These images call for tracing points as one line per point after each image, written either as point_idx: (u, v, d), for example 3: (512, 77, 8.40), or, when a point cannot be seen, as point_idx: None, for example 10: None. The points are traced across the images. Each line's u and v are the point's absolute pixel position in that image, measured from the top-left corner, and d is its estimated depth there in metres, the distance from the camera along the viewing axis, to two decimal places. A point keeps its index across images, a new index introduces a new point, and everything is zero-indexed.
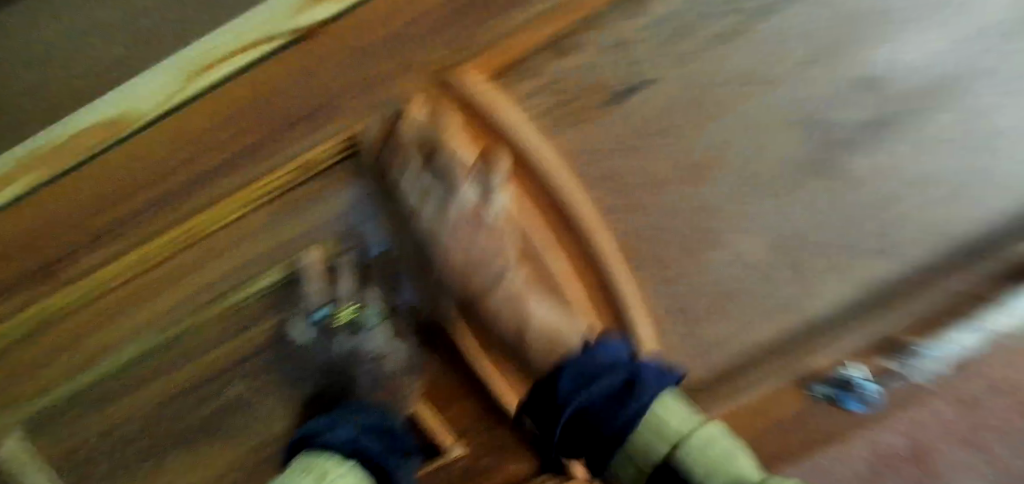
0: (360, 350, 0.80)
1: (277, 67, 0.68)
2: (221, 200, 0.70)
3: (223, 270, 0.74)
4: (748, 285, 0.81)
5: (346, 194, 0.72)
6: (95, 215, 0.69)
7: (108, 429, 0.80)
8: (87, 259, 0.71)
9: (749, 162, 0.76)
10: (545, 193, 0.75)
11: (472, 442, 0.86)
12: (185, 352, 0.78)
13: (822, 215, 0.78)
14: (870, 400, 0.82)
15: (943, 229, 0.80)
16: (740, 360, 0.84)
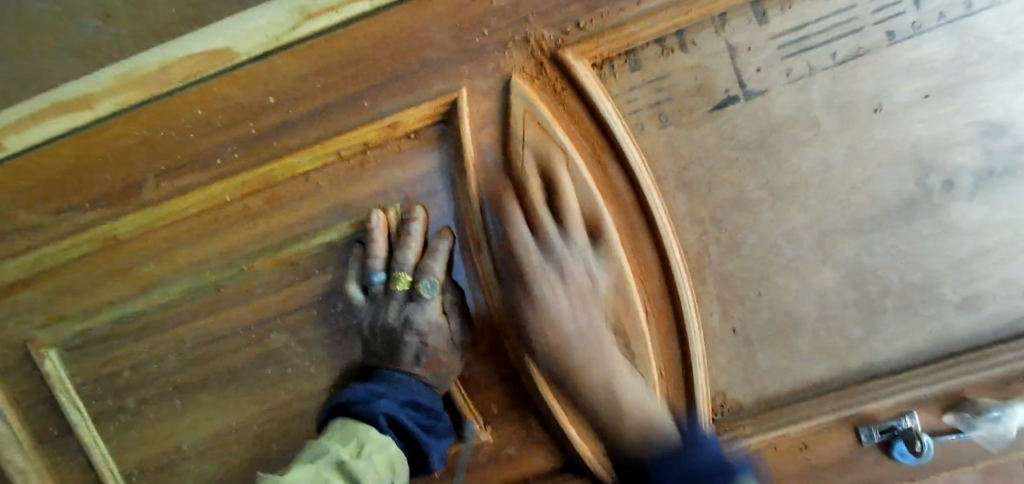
0: (407, 321, 0.74)
1: (389, 38, 0.76)
2: (307, 150, 0.77)
3: (302, 213, 0.79)
4: (813, 319, 0.79)
5: (432, 154, 0.78)
6: (207, 149, 0.79)
7: (161, 354, 0.84)
8: (187, 178, 0.79)
9: (836, 192, 0.77)
10: (625, 182, 0.77)
11: (499, 433, 0.82)
12: (247, 290, 0.81)
13: (875, 253, 0.78)
14: (925, 456, 0.77)
15: None
16: (789, 391, 0.81)
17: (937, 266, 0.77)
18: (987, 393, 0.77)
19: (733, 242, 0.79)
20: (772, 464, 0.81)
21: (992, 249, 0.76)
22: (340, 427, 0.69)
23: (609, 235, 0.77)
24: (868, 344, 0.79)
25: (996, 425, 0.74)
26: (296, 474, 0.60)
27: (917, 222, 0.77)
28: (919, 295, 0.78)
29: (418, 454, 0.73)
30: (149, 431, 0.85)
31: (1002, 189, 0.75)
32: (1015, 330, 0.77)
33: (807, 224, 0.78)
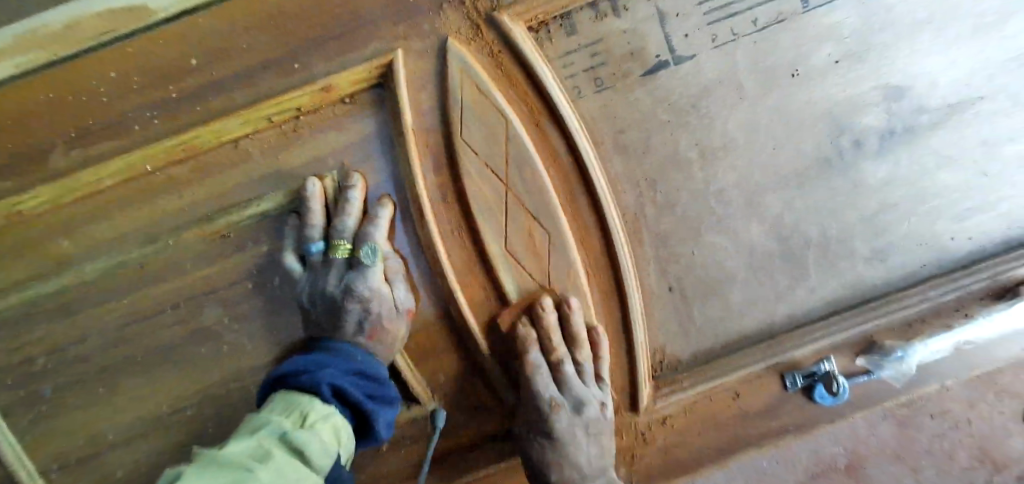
0: (347, 288, 0.72)
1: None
2: (236, 114, 0.73)
3: (232, 182, 0.76)
4: (742, 276, 0.84)
5: (369, 119, 0.77)
6: (124, 114, 0.74)
7: (81, 337, 0.78)
8: (102, 145, 0.74)
9: (759, 152, 0.81)
10: (563, 145, 0.79)
11: (447, 401, 0.82)
12: (175, 265, 0.77)
13: (793, 209, 0.83)
14: (842, 396, 0.83)
15: (934, 244, 0.84)
16: (723, 344, 0.85)
17: (851, 220, 0.83)
18: (895, 336, 0.84)
19: (667, 202, 0.82)
20: (709, 413, 0.85)
21: (897, 202, 0.83)
22: (280, 400, 0.64)
23: (550, 197, 0.78)
24: (792, 295, 0.85)
25: (900, 364, 0.82)
26: (235, 445, 0.56)
27: (832, 179, 0.82)
28: (836, 248, 0.84)
29: (364, 424, 0.70)
30: (71, 420, 0.79)
31: (904, 146, 0.82)
32: (919, 277, 0.84)
33: (734, 184, 0.82)
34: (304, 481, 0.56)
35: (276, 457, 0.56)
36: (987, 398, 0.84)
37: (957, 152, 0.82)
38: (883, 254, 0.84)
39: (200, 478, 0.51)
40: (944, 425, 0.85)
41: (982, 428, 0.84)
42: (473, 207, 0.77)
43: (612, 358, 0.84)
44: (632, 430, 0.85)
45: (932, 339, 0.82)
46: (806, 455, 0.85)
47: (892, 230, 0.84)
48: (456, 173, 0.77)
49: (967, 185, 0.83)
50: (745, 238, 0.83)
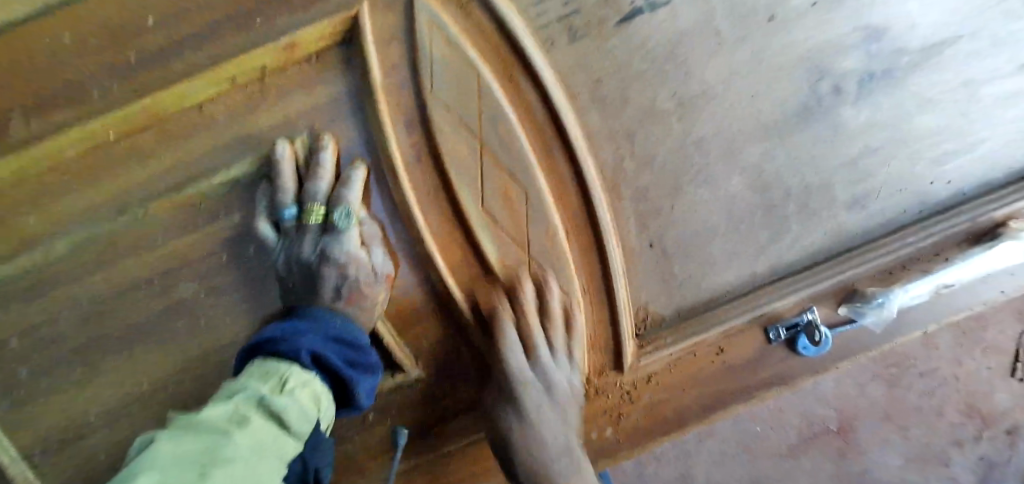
0: (323, 253, 0.71)
1: None
2: (196, 77, 0.72)
3: (200, 148, 0.75)
4: (723, 228, 0.83)
5: (337, 80, 0.75)
6: (84, 79, 0.72)
7: (53, 315, 0.76)
8: (62, 113, 0.72)
9: (738, 101, 0.80)
10: (537, 100, 0.78)
11: (431, 367, 0.82)
12: (145, 237, 0.75)
13: (772, 157, 0.82)
14: (824, 346, 0.83)
15: (913, 189, 0.84)
16: (706, 299, 0.85)
17: (831, 168, 0.83)
18: (878, 282, 0.84)
19: (645, 155, 0.81)
20: (695, 369, 0.85)
21: (878, 147, 0.83)
22: (256, 366, 0.62)
23: (526, 153, 0.77)
24: (775, 247, 0.84)
25: (881, 311, 0.82)
26: (211, 410, 0.54)
27: (812, 126, 0.81)
28: (818, 196, 0.83)
29: (344, 391, 0.68)
30: (46, 402, 0.77)
31: (883, 90, 0.81)
32: (899, 223, 0.84)
33: (714, 135, 0.81)
34: (281, 447, 0.55)
35: (255, 422, 0.54)
36: (972, 355, 0.98)
37: (937, 94, 0.82)
38: (863, 200, 0.84)
39: (172, 443, 0.49)
40: (931, 383, 0.99)
41: (969, 385, 0.99)
42: (447, 165, 0.76)
43: (594, 316, 0.83)
44: (617, 389, 0.84)
45: (910, 285, 0.82)
46: (799, 419, 0.99)
47: (871, 176, 0.83)
48: (429, 131, 0.76)
49: (946, 129, 0.82)
50: (726, 189, 0.82)
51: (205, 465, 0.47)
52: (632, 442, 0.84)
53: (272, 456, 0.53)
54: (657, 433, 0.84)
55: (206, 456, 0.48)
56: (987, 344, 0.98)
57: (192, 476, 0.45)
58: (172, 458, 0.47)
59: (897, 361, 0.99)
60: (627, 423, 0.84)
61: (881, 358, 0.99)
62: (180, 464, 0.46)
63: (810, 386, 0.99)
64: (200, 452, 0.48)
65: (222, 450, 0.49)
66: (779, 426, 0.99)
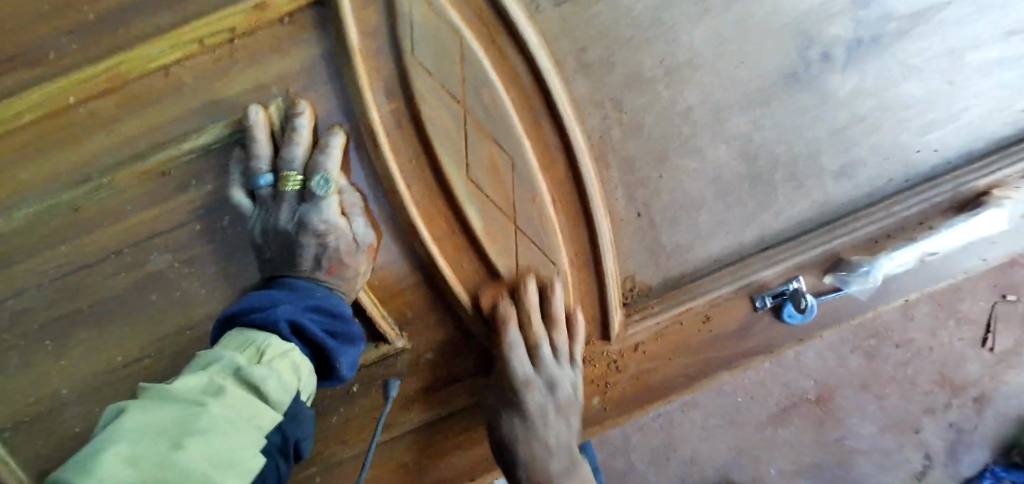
0: (301, 222, 0.69)
1: None
2: (161, 37, 0.69)
3: (168, 114, 0.71)
4: (711, 197, 0.82)
5: (314, 42, 0.72)
6: (40, 40, 0.68)
7: (18, 290, 0.73)
8: (20, 75, 0.68)
9: (727, 67, 0.79)
10: (521, 63, 0.75)
11: (415, 338, 0.80)
12: (112, 207, 0.72)
13: (760, 125, 0.81)
14: (810, 313, 0.84)
15: (898, 158, 0.84)
16: (693, 268, 0.84)
17: (818, 136, 0.82)
18: (863, 252, 0.84)
19: (633, 123, 0.79)
20: (681, 338, 0.85)
21: (865, 116, 0.82)
22: (234, 335, 0.60)
23: (511, 119, 0.75)
24: (762, 216, 0.84)
25: (865, 280, 0.82)
26: (186, 379, 0.53)
27: (799, 94, 0.80)
28: (804, 166, 0.83)
29: (324, 362, 0.67)
30: (14, 380, 0.75)
31: (871, 58, 0.80)
32: (885, 192, 0.84)
33: (701, 103, 0.79)
34: (259, 417, 0.54)
35: (231, 392, 0.53)
36: (949, 327, 1.00)
37: (924, 62, 0.81)
38: (849, 170, 0.83)
39: (144, 412, 0.48)
40: (906, 353, 1.00)
41: (947, 355, 1.01)
42: (429, 132, 0.73)
43: (582, 287, 0.82)
44: (604, 358, 0.84)
45: (894, 253, 0.82)
46: (777, 386, 1.00)
47: (857, 145, 0.83)
48: (409, 96, 0.73)
49: (933, 97, 0.82)
50: (714, 157, 0.81)
51: (178, 436, 0.47)
52: (620, 410, 0.84)
53: (249, 425, 0.53)
54: (643, 400, 0.84)
55: (179, 425, 0.48)
56: (963, 315, 1.00)
57: (162, 447, 0.45)
58: (144, 427, 0.47)
59: (875, 333, 1.00)
60: (613, 392, 0.84)
61: (860, 329, 1.00)
62: (151, 434, 0.46)
63: (791, 357, 1.00)
64: (173, 422, 0.48)
65: (195, 421, 0.48)
66: (761, 397, 1.00)
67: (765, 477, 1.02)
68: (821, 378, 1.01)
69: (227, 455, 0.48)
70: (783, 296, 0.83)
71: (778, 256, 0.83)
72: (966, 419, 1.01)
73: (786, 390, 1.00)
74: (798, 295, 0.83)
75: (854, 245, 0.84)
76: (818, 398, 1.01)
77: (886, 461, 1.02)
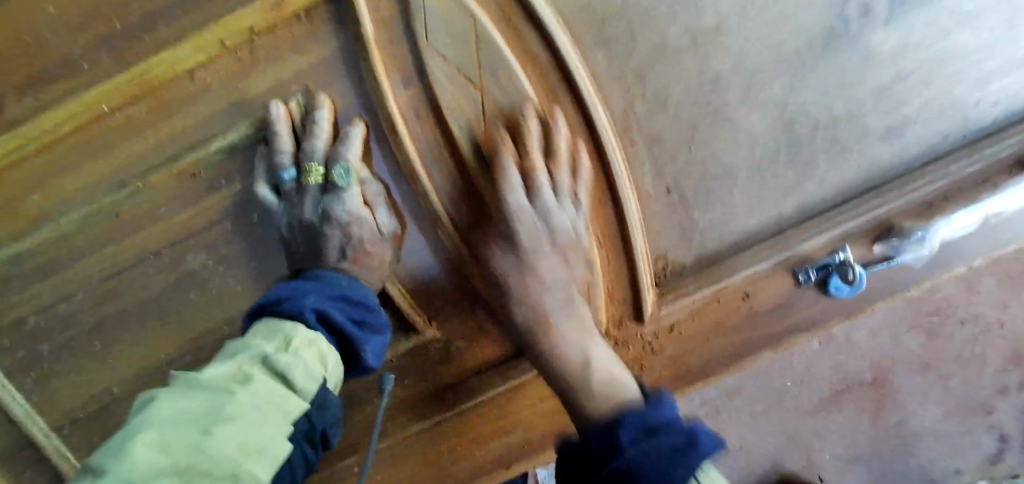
0: (325, 214, 0.69)
1: None
2: (183, 42, 0.70)
3: (194, 118, 0.73)
4: (747, 169, 0.79)
5: (329, 34, 0.72)
6: (73, 52, 0.71)
7: (66, 293, 0.76)
8: (57, 87, 0.71)
9: (758, 30, 0.74)
10: (539, 41, 0.73)
11: (445, 327, 0.80)
12: (147, 210, 0.74)
13: (795, 88, 0.76)
14: (859, 285, 0.78)
15: (953, 113, 0.78)
16: (730, 245, 0.81)
17: (861, 97, 0.77)
18: (914, 217, 0.78)
19: (660, 96, 0.76)
20: (717, 317, 0.81)
21: (914, 71, 0.76)
22: (261, 326, 0.62)
23: (528, 99, 0.73)
24: (802, 186, 0.79)
25: (920, 246, 0.78)
26: (214, 369, 0.54)
27: (839, 54, 0.75)
28: (847, 128, 0.78)
29: (351, 352, 0.67)
30: (67, 377, 0.78)
31: (919, 8, 0.74)
32: (939, 152, 0.79)
33: (730, 69, 0.75)
34: (286, 403, 0.55)
35: (258, 380, 0.54)
36: (1019, 300, 0.93)
37: (977, 9, 0.75)
38: (897, 130, 0.78)
39: (175, 400, 0.50)
40: (971, 330, 0.94)
41: (1016, 331, 0.93)
42: (446, 117, 0.73)
43: (610, 267, 0.80)
44: (637, 342, 0.82)
45: (954, 216, 0.77)
46: (827, 366, 0.95)
47: (904, 104, 0.77)
48: (424, 81, 0.72)
49: (991, 46, 0.75)
50: (748, 127, 0.77)
51: (207, 423, 0.48)
52: None
53: (277, 411, 0.54)
54: (681, 384, 0.82)
55: (207, 412, 0.49)
56: None
57: (192, 434, 0.47)
58: (175, 414, 0.48)
59: (936, 309, 0.93)
60: (649, 375, 0.82)
61: (918, 304, 0.94)
62: (181, 421, 0.48)
63: (842, 337, 0.95)
64: (202, 409, 0.49)
65: (222, 407, 0.49)
66: (809, 378, 0.95)
67: (818, 464, 0.97)
68: (877, 359, 0.95)
69: (255, 440, 0.49)
70: (829, 265, 0.78)
71: (819, 229, 0.78)
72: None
73: (838, 372, 0.95)
74: (843, 263, 0.78)
75: (906, 211, 0.78)
76: (874, 380, 0.95)
77: (952, 446, 0.96)
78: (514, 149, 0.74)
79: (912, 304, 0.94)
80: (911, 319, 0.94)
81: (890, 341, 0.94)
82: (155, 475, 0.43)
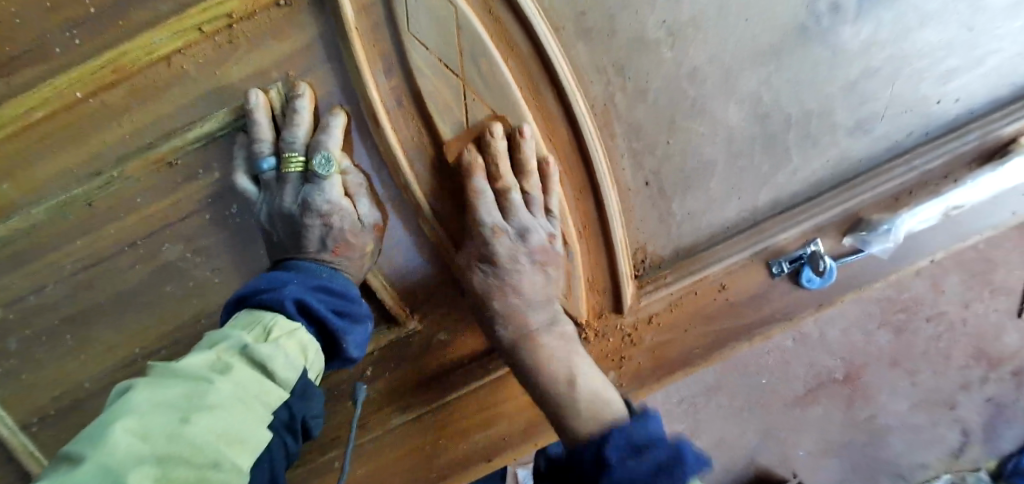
0: (305, 203, 0.68)
1: None
2: (160, 27, 0.69)
3: (171, 105, 0.72)
4: (722, 163, 0.81)
5: (310, 23, 0.72)
6: (45, 35, 0.69)
7: (36, 285, 0.75)
8: (28, 72, 0.70)
9: (732, 27, 0.77)
10: (520, 31, 0.74)
11: (427, 318, 0.80)
12: (123, 200, 0.73)
13: (768, 84, 0.79)
14: (830, 276, 0.81)
15: (917, 111, 0.81)
16: (706, 237, 0.83)
17: (832, 92, 0.79)
18: (882, 211, 0.81)
19: (638, 89, 0.77)
20: (696, 307, 0.82)
21: (881, 68, 0.79)
22: (241, 316, 0.61)
23: (510, 90, 0.74)
24: (775, 180, 0.82)
25: (886, 239, 0.80)
26: (192, 358, 0.54)
27: (809, 50, 0.78)
28: (817, 124, 0.80)
29: (332, 343, 0.67)
30: (36, 372, 0.76)
31: (885, 6, 0.77)
32: (905, 147, 0.82)
33: (706, 65, 0.77)
34: (265, 394, 0.55)
35: (237, 369, 0.54)
36: (980, 296, 0.96)
37: (939, 10, 0.78)
38: (864, 125, 0.81)
39: (153, 387, 0.49)
40: (934, 325, 0.97)
41: (976, 325, 0.97)
42: (429, 107, 0.73)
43: (591, 259, 0.81)
44: (619, 333, 0.83)
45: (916, 209, 0.80)
46: (798, 358, 0.98)
47: (871, 100, 0.80)
48: (407, 70, 0.73)
49: (953, 47, 0.79)
50: (723, 122, 0.79)
51: (186, 411, 0.48)
52: (636, 384, 0.83)
53: (257, 402, 0.54)
54: (658, 375, 0.82)
55: (186, 401, 0.49)
56: (993, 282, 0.96)
57: (172, 421, 0.46)
58: (154, 401, 0.48)
59: (903, 307, 0.97)
60: (630, 367, 0.83)
61: (887, 303, 0.97)
62: (160, 408, 0.47)
63: (812, 333, 0.98)
64: (182, 397, 0.49)
65: (202, 396, 0.49)
66: (780, 372, 0.98)
67: (789, 453, 1.00)
68: (848, 355, 0.98)
69: (236, 430, 0.50)
70: (801, 258, 0.81)
71: (790, 222, 0.81)
72: (1007, 392, 0.98)
73: (810, 366, 0.98)
74: (814, 256, 0.80)
75: (875, 205, 0.81)
76: (842, 374, 0.98)
77: (916, 438, 0.99)
78: (495, 143, 0.75)
79: (880, 299, 0.97)
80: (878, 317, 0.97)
81: (859, 334, 0.97)
82: (136, 462, 0.43)
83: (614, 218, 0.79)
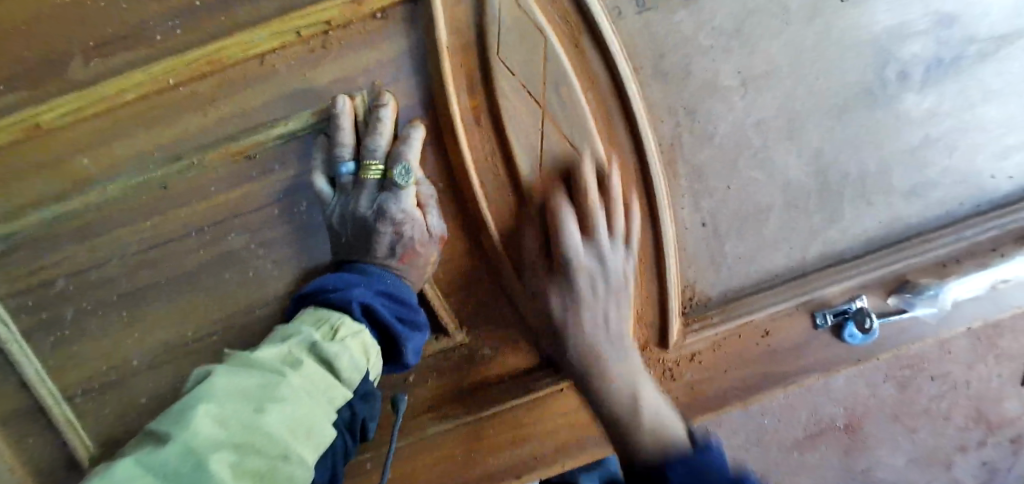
0: (380, 210, 0.69)
1: None
2: (261, 27, 0.71)
3: (258, 100, 0.74)
4: (777, 212, 0.82)
5: (402, 37, 0.74)
6: (147, 22, 0.72)
7: (102, 259, 0.76)
8: (126, 54, 0.72)
9: (802, 86, 0.79)
10: (600, 63, 0.77)
11: (475, 331, 0.82)
12: (199, 187, 0.75)
13: (830, 141, 0.81)
14: (873, 334, 0.82)
15: (971, 182, 0.83)
16: (754, 281, 0.84)
17: (889, 157, 0.82)
18: (927, 275, 0.83)
19: (705, 134, 0.80)
20: (737, 349, 0.84)
21: (940, 138, 0.82)
22: (307, 313, 0.63)
23: (585, 117, 0.76)
24: (826, 233, 0.84)
25: (932, 303, 0.81)
26: (266, 350, 0.55)
27: (876, 112, 0.80)
28: (873, 183, 0.83)
29: (391, 347, 0.69)
30: (89, 345, 0.77)
31: (950, 79, 0.80)
32: (954, 216, 0.84)
33: (773, 117, 0.80)
34: (332, 390, 0.56)
35: (307, 365, 0.55)
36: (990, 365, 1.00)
37: (999, 89, 0.81)
38: (920, 191, 0.83)
39: (230, 376, 0.51)
40: (940, 386, 0.99)
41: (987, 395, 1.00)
42: (506, 128, 0.75)
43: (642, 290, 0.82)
44: (659, 365, 0.84)
45: (966, 277, 0.82)
46: (808, 415, 0.99)
47: (925, 168, 0.83)
48: (489, 91, 0.75)
49: (1005, 129, 0.82)
50: (785, 173, 0.81)
51: (261, 401, 0.49)
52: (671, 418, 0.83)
53: (324, 399, 0.54)
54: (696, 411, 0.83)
55: (260, 391, 0.50)
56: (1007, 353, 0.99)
57: (248, 410, 0.47)
58: (232, 390, 0.49)
59: (910, 363, 0.99)
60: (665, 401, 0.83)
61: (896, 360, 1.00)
62: (236, 397, 0.48)
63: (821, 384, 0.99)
64: (257, 387, 0.50)
65: (276, 388, 0.50)
66: (789, 420, 0.99)
67: None
68: (851, 405, 0.99)
69: (304, 423, 0.50)
70: (847, 312, 0.82)
71: (830, 279, 0.82)
72: (1001, 457, 1.01)
73: (821, 418, 0.99)
74: (859, 312, 0.82)
75: (922, 270, 0.83)
76: (844, 425, 0.99)
77: None
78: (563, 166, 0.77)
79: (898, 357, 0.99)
80: (884, 370, 0.99)
81: (876, 390, 0.99)
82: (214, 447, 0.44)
83: (667, 251, 0.80)
